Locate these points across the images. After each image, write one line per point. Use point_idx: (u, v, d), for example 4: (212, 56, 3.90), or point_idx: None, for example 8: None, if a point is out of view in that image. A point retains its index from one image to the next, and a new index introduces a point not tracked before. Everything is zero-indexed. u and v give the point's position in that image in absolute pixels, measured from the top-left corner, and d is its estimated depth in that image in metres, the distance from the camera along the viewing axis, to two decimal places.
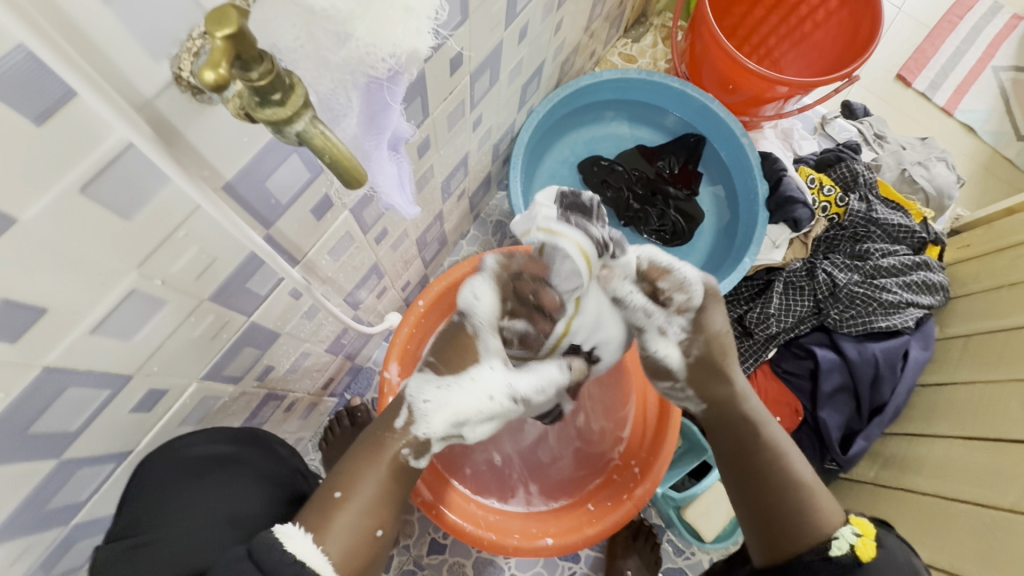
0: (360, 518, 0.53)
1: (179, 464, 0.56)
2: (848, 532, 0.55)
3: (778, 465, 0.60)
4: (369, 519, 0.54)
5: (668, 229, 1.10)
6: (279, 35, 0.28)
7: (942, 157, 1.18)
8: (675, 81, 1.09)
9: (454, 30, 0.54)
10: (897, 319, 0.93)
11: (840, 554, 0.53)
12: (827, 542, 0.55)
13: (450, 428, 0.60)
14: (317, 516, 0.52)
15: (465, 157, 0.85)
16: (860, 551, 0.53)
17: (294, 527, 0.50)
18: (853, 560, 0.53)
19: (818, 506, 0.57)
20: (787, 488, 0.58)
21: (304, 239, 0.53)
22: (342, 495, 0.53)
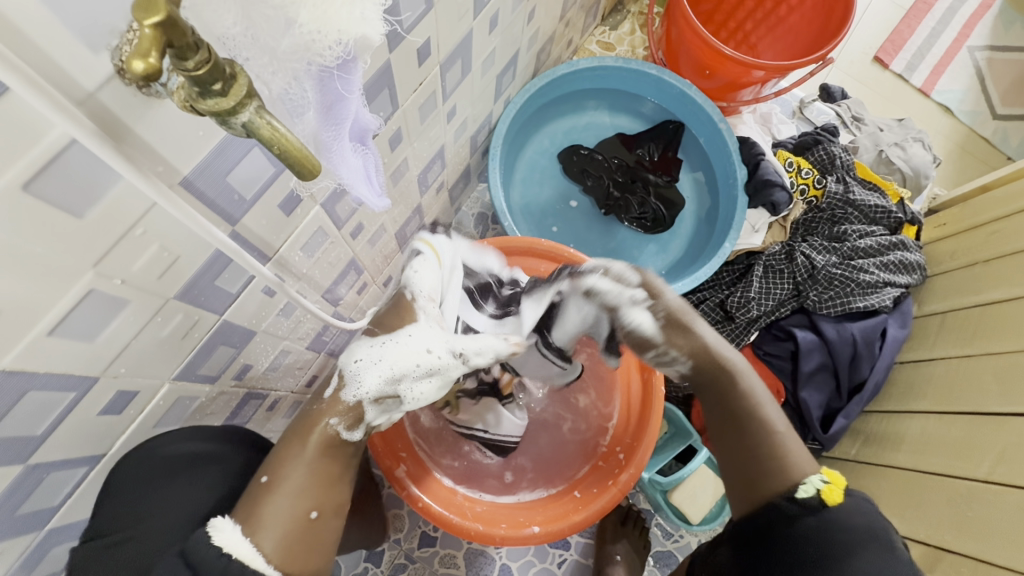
0: (289, 503, 0.52)
1: (153, 465, 0.58)
2: (816, 478, 0.56)
3: (759, 415, 0.60)
4: (299, 502, 0.53)
5: (649, 216, 1.10)
6: (221, 23, 0.27)
7: (918, 137, 1.20)
8: (652, 69, 1.09)
9: (419, 20, 0.53)
10: (874, 298, 0.94)
11: (806, 496, 0.55)
12: (794, 487, 0.56)
13: (382, 386, 0.59)
14: (246, 508, 0.52)
15: (441, 149, 0.84)
16: (826, 496, 0.55)
17: (223, 520, 0.51)
18: (819, 503, 0.54)
19: (795, 457, 0.58)
20: (764, 438, 0.59)
21: (273, 235, 0.52)
22: (267, 481, 0.53)
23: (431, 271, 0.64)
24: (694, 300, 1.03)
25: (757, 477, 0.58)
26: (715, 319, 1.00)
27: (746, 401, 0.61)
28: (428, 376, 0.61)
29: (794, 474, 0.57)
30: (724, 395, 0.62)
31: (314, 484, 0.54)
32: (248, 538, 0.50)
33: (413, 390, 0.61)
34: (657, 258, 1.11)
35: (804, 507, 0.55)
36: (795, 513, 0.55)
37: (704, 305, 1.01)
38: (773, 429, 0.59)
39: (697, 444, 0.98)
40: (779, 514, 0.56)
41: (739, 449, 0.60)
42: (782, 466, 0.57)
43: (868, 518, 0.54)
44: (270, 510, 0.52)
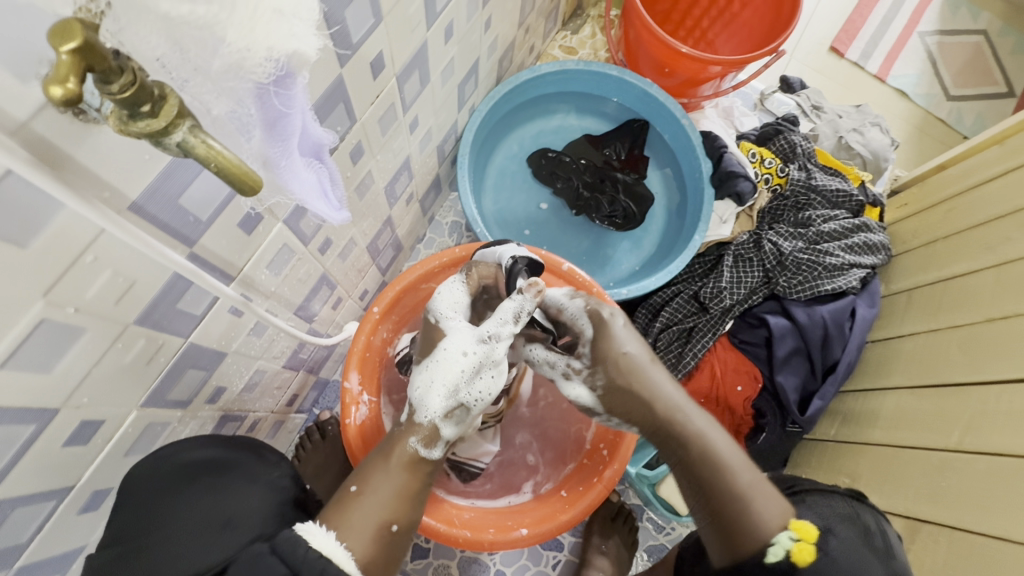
0: (377, 511, 0.54)
1: (164, 473, 0.55)
2: (784, 537, 0.56)
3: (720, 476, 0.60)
4: (379, 513, 0.54)
5: (620, 214, 1.12)
6: (151, 47, 0.28)
7: (875, 122, 1.23)
8: (612, 70, 1.11)
9: (368, 34, 0.54)
10: (842, 280, 0.96)
11: (775, 560, 0.55)
12: (764, 547, 0.56)
13: (446, 400, 0.61)
14: (333, 515, 0.53)
15: (407, 160, 0.85)
16: (796, 557, 0.55)
17: (313, 524, 0.50)
18: (790, 564, 0.55)
19: (762, 510, 0.58)
20: (733, 499, 0.58)
21: (235, 255, 0.52)
22: (356, 489, 0.55)
23: (450, 289, 0.66)
24: (669, 294, 1.05)
25: (731, 540, 0.58)
26: (690, 311, 1.02)
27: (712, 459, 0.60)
28: (480, 373, 0.62)
29: (764, 531, 0.57)
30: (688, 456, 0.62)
31: (395, 500, 0.55)
32: (340, 542, 0.50)
33: (474, 389, 0.62)
34: (630, 255, 1.13)
35: (777, 569, 0.55)
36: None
37: (679, 298, 1.03)
38: (740, 489, 0.59)
39: None
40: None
41: (712, 511, 0.60)
42: (753, 525, 0.57)
43: (841, 570, 0.54)
44: (358, 517, 0.52)
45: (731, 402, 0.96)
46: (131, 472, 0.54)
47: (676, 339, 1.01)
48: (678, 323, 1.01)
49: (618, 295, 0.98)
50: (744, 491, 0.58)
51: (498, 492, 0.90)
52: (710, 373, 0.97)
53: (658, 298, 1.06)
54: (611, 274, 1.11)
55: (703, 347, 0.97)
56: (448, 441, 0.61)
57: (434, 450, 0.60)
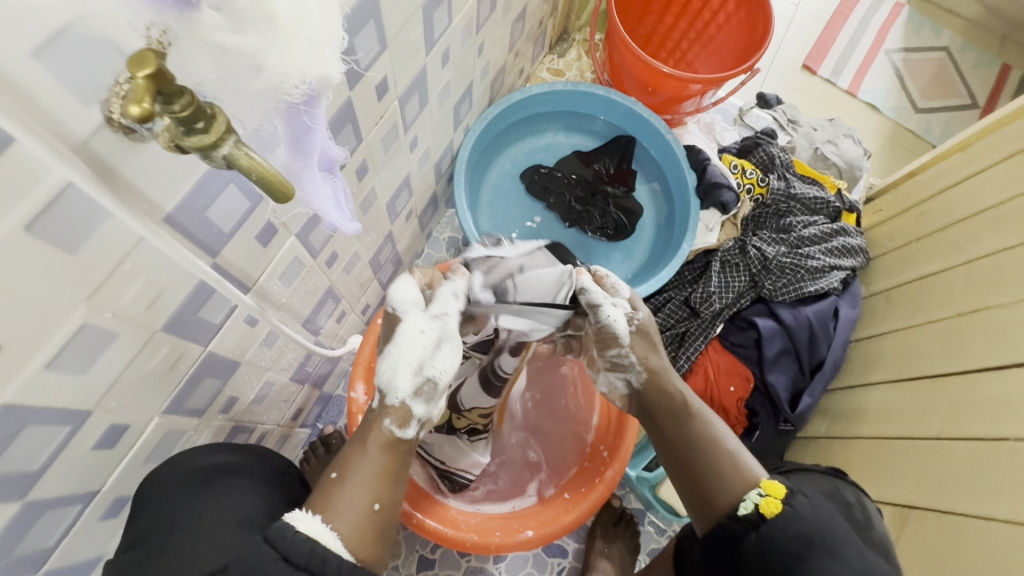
0: (361, 491, 0.55)
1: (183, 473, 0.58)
2: (754, 493, 0.60)
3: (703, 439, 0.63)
4: (362, 493, 0.55)
5: (611, 225, 1.16)
6: (198, 71, 0.32)
7: (848, 134, 1.30)
8: (598, 90, 1.17)
9: (375, 59, 0.58)
10: (823, 282, 1.01)
11: (746, 513, 0.59)
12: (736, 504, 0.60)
13: (413, 377, 0.58)
14: (319, 500, 0.54)
15: (407, 177, 0.89)
16: (764, 509, 0.59)
17: (300, 512, 0.52)
18: (758, 517, 0.59)
19: (738, 471, 0.62)
20: (711, 458, 0.62)
21: (252, 266, 0.55)
22: (337, 474, 0.56)
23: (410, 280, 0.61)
24: (661, 300, 1.09)
25: (709, 498, 0.62)
26: (682, 316, 1.06)
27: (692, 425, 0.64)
28: (441, 347, 0.59)
29: (734, 489, 0.61)
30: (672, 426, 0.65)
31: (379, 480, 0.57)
32: (327, 525, 0.52)
33: (438, 363, 0.59)
34: (622, 265, 1.17)
35: (747, 524, 0.59)
36: (740, 531, 0.59)
37: (670, 304, 1.07)
38: (717, 448, 0.63)
39: None
40: (728, 531, 0.60)
41: (692, 471, 0.63)
42: (727, 482, 0.61)
43: (807, 523, 0.58)
44: (346, 497, 0.54)
45: (724, 403, 0.99)
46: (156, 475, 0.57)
47: (670, 343, 1.05)
48: (671, 328, 1.05)
49: None
50: (721, 452, 0.63)
51: (504, 496, 0.92)
52: (703, 376, 1.01)
53: (650, 304, 1.10)
54: None
55: (696, 350, 1.01)
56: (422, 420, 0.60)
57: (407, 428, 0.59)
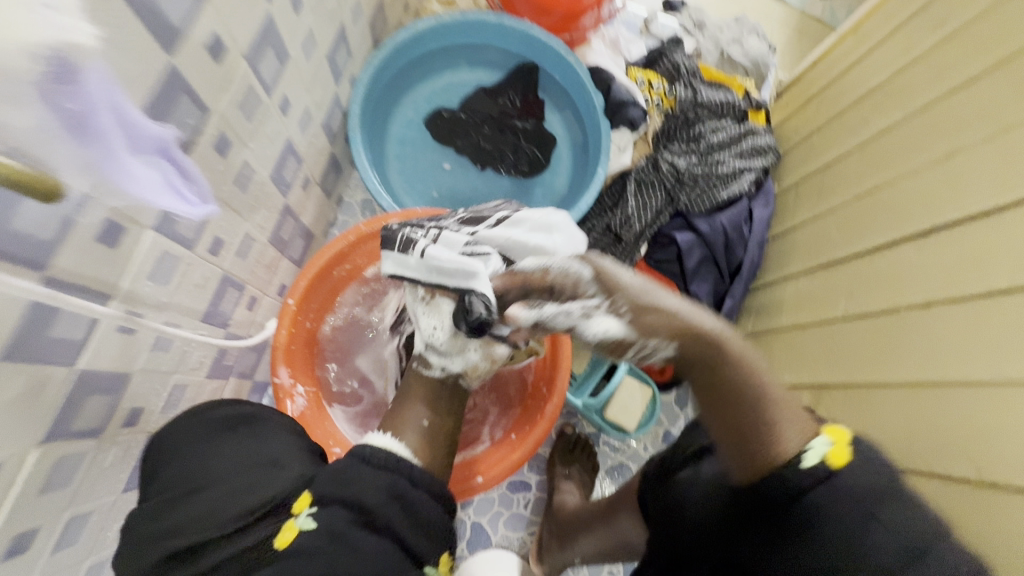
0: (413, 420, 0.72)
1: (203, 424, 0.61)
2: (817, 442, 0.49)
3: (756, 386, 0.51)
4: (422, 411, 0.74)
5: (525, 161, 1.12)
6: None
7: (752, 30, 1.27)
8: (490, 16, 1.09)
9: (193, 14, 0.51)
10: (735, 186, 1.02)
11: (812, 466, 0.48)
12: (798, 455, 0.49)
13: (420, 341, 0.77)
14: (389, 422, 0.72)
15: (290, 144, 0.82)
16: (831, 459, 0.49)
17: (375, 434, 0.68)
18: (826, 468, 0.48)
19: (788, 419, 0.50)
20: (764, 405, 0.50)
21: (105, 270, 0.51)
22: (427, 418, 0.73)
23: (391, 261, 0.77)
24: (585, 229, 1.08)
25: (759, 452, 0.50)
26: (607, 243, 1.05)
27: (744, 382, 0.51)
28: (423, 312, 0.76)
29: (794, 438, 0.50)
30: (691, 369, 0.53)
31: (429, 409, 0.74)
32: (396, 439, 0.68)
33: (426, 325, 0.76)
34: (545, 200, 1.14)
35: (815, 477, 0.48)
36: (803, 487, 0.48)
37: (593, 234, 1.06)
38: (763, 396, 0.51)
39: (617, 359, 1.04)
40: (781, 489, 0.49)
41: (735, 424, 0.50)
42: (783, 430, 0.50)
43: (878, 474, 0.49)
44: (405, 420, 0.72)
45: None
46: (157, 435, 0.61)
47: None
48: None
49: None
50: (778, 404, 0.51)
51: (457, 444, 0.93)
52: None
53: None
54: None
55: None
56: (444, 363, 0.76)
57: (433, 365, 0.77)
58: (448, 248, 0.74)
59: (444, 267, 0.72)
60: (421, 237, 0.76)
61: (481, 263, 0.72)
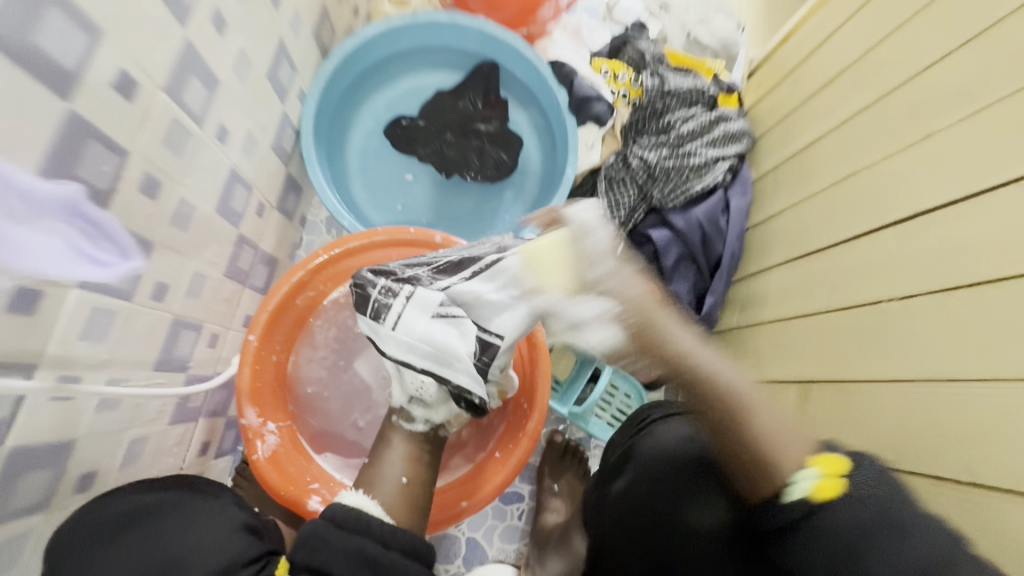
0: (389, 472, 0.70)
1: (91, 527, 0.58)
2: (804, 476, 0.48)
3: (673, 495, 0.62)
4: (396, 470, 0.71)
5: (491, 165, 1.07)
6: None
7: (720, 8, 1.22)
8: (441, 16, 1.04)
9: (88, 56, 0.47)
10: (709, 177, 0.99)
11: (713, 528, 0.58)
12: (697, 520, 0.59)
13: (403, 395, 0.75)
14: (363, 480, 0.69)
15: (235, 173, 0.78)
16: (820, 491, 0.47)
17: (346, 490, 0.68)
18: (813, 501, 0.47)
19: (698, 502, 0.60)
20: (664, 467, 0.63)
21: (21, 341, 0.47)
22: (405, 479, 0.70)
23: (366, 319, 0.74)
24: None
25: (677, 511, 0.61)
26: None
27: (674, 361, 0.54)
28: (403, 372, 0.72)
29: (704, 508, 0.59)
30: (687, 382, 0.53)
31: (407, 463, 0.72)
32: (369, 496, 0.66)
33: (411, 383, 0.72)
34: (516, 204, 1.11)
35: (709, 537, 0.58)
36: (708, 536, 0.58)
37: None
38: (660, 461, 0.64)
39: (602, 364, 1.04)
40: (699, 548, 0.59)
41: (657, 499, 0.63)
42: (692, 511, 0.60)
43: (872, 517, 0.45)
44: (382, 474, 0.70)
45: None
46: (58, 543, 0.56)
47: None
48: None
49: None
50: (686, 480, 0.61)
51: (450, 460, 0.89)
52: None
53: None
54: (499, 227, 1.09)
55: None
56: (426, 417, 0.75)
57: (416, 420, 0.75)
58: (423, 313, 0.70)
59: (417, 344, 0.69)
60: (396, 299, 0.71)
61: (455, 333, 0.70)
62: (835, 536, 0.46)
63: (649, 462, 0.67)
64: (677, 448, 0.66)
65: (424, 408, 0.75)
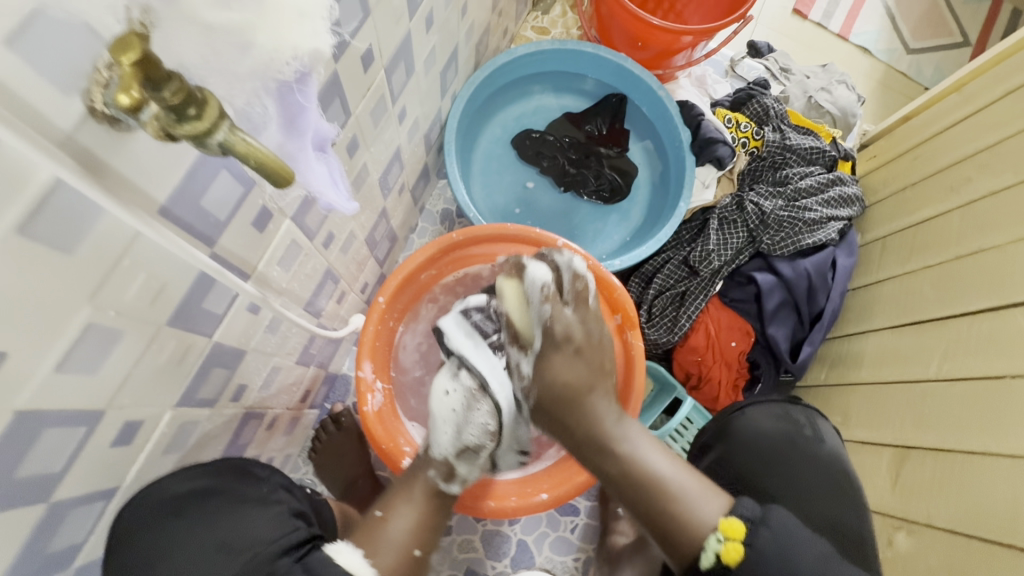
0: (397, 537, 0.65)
1: (153, 510, 0.54)
2: (713, 541, 0.59)
3: (664, 503, 0.63)
4: (406, 539, 0.65)
5: (606, 187, 1.15)
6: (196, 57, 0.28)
7: (842, 80, 1.27)
8: (587, 47, 1.13)
9: (358, 28, 0.55)
10: (821, 233, 1.01)
11: (709, 565, 0.58)
12: (696, 555, 0.59)
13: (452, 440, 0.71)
14: (363, 535, 0.65)
15: (398, 151, 0.86)
16: (725, 557, 0.58)
17: (342, 544, 0.62)
18: (720, 567, 0.58)
19: (706, 511, 0.61)
20: (668, 517, 0.62)
21: (249, 252, 0.54)
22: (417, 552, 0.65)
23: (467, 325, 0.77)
24: (660, 261, 1.08)
25: (674, 538, 0.61)
26: (681, 275, 1.05)
27: (585, 431, 0.67)
28: (472, 407, 0.72)
29: (695, 539, 0.60)
30: (618, 481, 0.66)
31: (415, 528, 0.67)
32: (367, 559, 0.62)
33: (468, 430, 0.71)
34: (620, 227, 1.16)
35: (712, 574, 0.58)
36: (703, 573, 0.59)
37: (669, 265, 1.06)
38: (661, 486, 0.64)
39: (681, 395, 1.03)
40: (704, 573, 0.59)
41: (652, 516, 0.63)
42: (682, 529, 0.61)
43: (783, 551, 0.57)
44: (386, 537, 0.64)
45: (727, 356, 1.01)
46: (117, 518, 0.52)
47: (671, 303, 1.05)
48: (671, 288, 1.05)
49: (612, 267, 1.00)
50: (683, 512, 0.62)
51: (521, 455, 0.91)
52: (705, 332, 1.02)
53: (649, 266, 1.10)
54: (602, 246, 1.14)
55: (697, 309, 1.01)
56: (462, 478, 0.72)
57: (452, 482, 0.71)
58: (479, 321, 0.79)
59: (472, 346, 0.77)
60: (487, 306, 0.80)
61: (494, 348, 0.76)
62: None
63: (744, 442, 0.80)
64: (777, 427, 0.81)
65: (467, 465, 0.72)
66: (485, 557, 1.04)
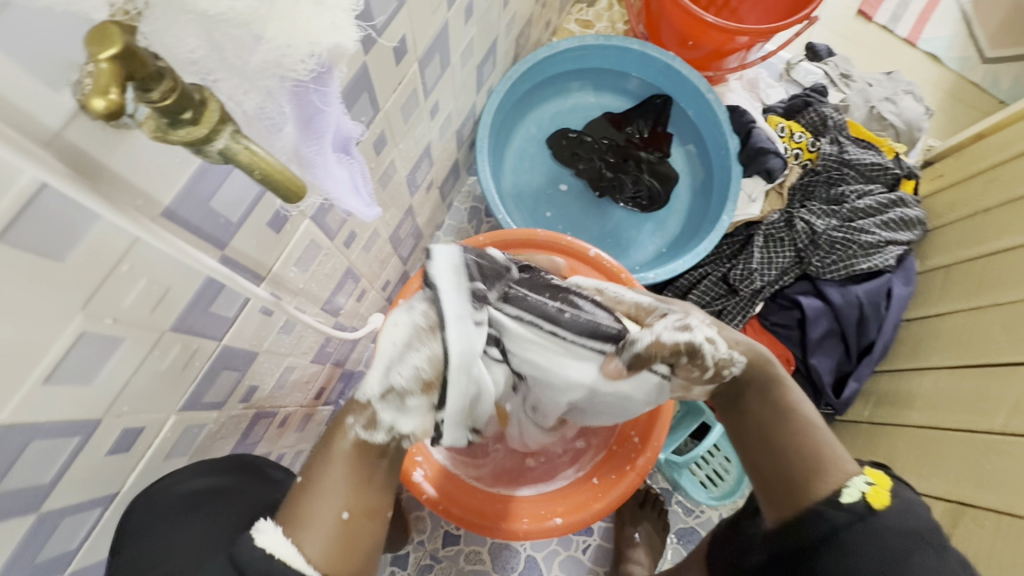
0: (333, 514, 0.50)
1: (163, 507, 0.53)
2: (860, 481, 0.56)
3: (801, 434, 0.59)
4: (336, 500, 0.51)
5: (644, 194, 1.08)
6: (193, 51, 0.25)
7: (909, 90, 1.17)
8: (633, 43, 1.07)
9: (391, 17, 0.51)
10: (877, 259, 0.93)
11: (852, 500, 0.54)
12: (837, 491, 0.56)
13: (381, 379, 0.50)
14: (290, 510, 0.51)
15: (428, 147, 0.82)
16: (873, 499, 0.55)
17: (266, 522, 0.50)
18: (866, 507, 0.54)
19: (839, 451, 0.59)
20: (795, 433, 0.59)
21: (264, 254, 0.50)
22: (347, 516, 0.50)
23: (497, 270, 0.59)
24: (697, 276, 1.01)
25: (797, 486, 0.57)
26: (719, 293, 0.99)
27: (781, 407, 0.61)
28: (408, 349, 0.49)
29: (835, 476, 0.56)
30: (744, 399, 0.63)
31: (349, 489, 0.51)
32: (290, 539, 0.49)
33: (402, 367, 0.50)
34: (655, 236, 1.10)
35: (852, 512, 0.54)
36: (842, 522, 0.54)
37: (707, 281, 1.00)
38: (798, 417, 0.60)
39: (709, 420, 0.98)
40: (827, 522, 0.55)
41: (775, 448, 0.60)
42: (817, 470, 0.57)
43: (913, 515, 0.55)
44: (311, 509, 0.50)
45: None
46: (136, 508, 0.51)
47: None
48: (706, 306, 0.99)
49: (645, 280, 0.94)
50: (811, 442, 0.59)
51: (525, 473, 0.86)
52: None
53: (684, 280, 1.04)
54: (635, 257, 1.08)
55: None
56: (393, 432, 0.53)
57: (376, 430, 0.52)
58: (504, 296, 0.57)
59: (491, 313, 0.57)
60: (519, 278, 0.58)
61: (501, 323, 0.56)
62: (889, 539, 0.53)
63: None
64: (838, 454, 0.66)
65: (396, 413, 0.52)
66: (492, 571, 1.01)
